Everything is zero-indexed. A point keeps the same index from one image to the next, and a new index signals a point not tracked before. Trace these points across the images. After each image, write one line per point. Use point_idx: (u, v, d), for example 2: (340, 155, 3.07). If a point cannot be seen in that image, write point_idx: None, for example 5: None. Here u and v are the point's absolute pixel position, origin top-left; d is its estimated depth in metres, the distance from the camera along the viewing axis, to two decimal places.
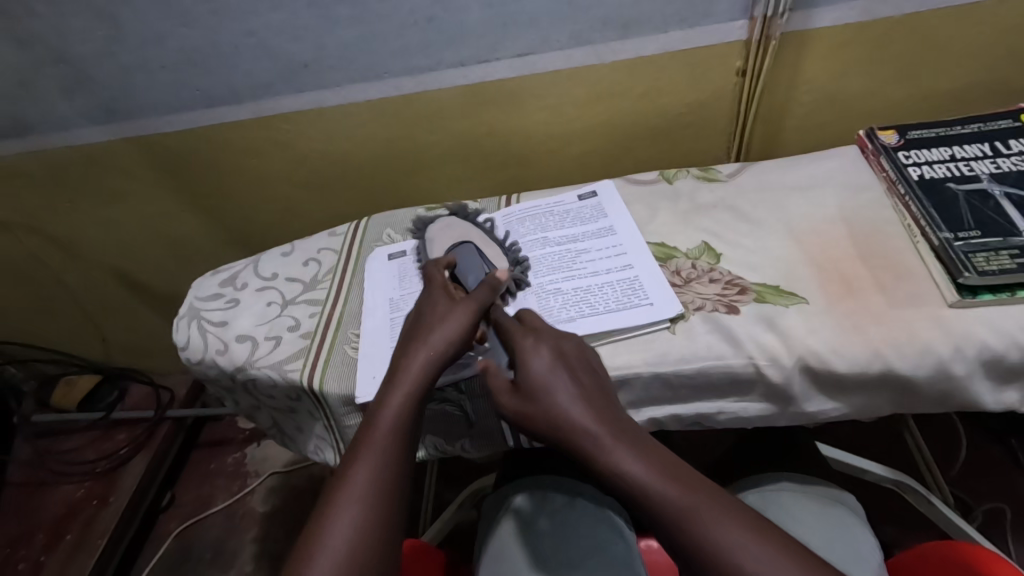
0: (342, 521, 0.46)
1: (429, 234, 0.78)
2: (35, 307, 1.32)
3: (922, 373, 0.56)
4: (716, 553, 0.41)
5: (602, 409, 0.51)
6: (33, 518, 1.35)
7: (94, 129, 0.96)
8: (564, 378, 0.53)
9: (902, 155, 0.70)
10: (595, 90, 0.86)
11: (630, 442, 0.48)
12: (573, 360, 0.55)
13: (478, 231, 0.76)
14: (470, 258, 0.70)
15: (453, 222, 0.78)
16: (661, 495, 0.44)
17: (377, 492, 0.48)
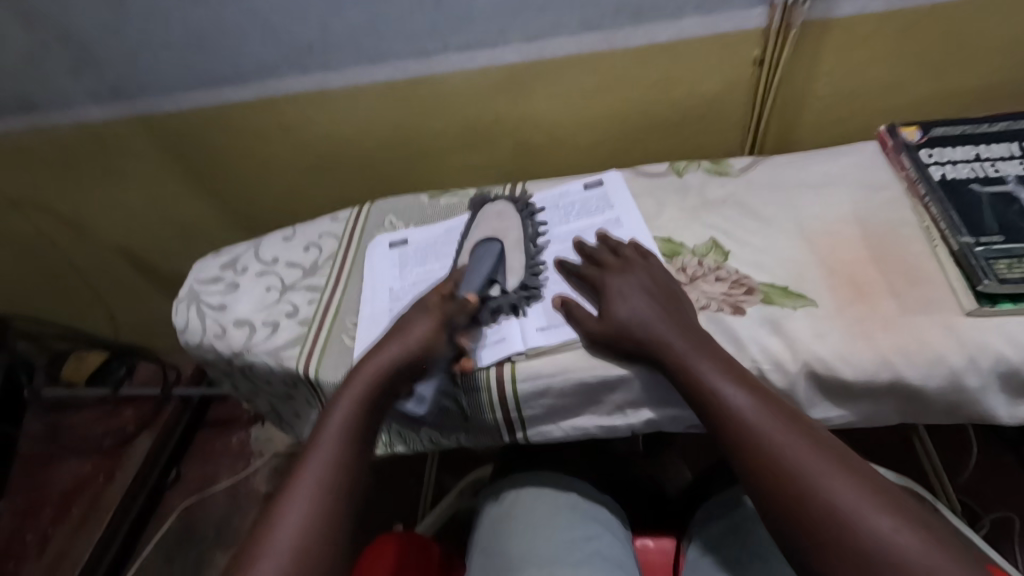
0: (291, 514, 0.48)
1: (483, 213, 0.76)
2: (44, 283, 1.33)
3: (933, 384, 0.53)
4: (776, 451, 0.47)
5: (695, 335, 0.56)
6: (42, 490, 1.38)
7: (99, 107, 0.95)
8: (661, 307, 0.58)
9: (924, 154, 0.67)
10: (605, 78, 0.83)
11: (719, 362, 0.54)
12: (673, 295, 0.60)
13: (518, 234, 0.72)
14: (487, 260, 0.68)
15: (509, 214, 0.75)
16: (733, 401, 0.50)
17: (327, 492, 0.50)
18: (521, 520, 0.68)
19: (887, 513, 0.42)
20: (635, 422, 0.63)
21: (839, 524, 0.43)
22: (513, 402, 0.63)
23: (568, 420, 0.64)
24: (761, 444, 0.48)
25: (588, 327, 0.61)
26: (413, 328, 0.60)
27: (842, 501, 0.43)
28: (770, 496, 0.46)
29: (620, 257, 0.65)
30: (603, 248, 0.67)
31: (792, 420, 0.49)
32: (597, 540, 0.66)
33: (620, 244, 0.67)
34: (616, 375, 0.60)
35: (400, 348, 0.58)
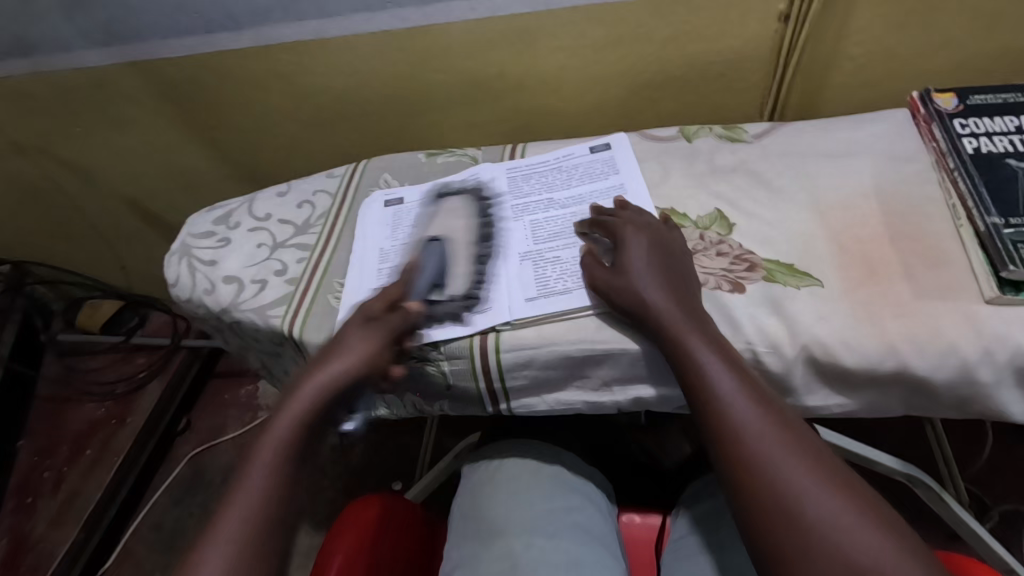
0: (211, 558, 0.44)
1: (437, 211, 0.73)
2: (55, 231, 1.34)
3: (940, 376, 0.50)
4: (761, 456, 0.44)
5: (690, 313, 0.53)
6: (58, 431, 1.43)
7: (96, 51, 0.93)
8: (662, 281, 0.55)
9: (957, 124, 0.61)
10: (616, 33, 0.77)
11: (713, 342, 0.50)
12: (678, 270, 0.56)
13: (465, 235, 0.69)
14: (429, 261, 0.66)
15: (461, 209, 0.72)
16: (724, 397, 0.47)
17: (255, 514, 0.46)
18: (502, 488, 0.67)
19: (856, 519, 0.40)
20: (620, 399, 0.60)
21: (803, 522, 0.40)
22: (496, 371, 0.61)
23: (554, 392, 0.62)
24: (737, 433, 0.45)
25: (597, 281, 0.58)
26: (361, 338, 0.56)
27: (812, 502, 0.41)
28: (737, 486, 0.44)
29: (638, 221, 0.60)
30: (619, 211, 0.63)
31: (777, 414, 0.46)
32: (577, 512, 0.65)
33: (638, 210, 0.63)
34: (602, 350, 0.58)
35: (333, 368, 0.54)
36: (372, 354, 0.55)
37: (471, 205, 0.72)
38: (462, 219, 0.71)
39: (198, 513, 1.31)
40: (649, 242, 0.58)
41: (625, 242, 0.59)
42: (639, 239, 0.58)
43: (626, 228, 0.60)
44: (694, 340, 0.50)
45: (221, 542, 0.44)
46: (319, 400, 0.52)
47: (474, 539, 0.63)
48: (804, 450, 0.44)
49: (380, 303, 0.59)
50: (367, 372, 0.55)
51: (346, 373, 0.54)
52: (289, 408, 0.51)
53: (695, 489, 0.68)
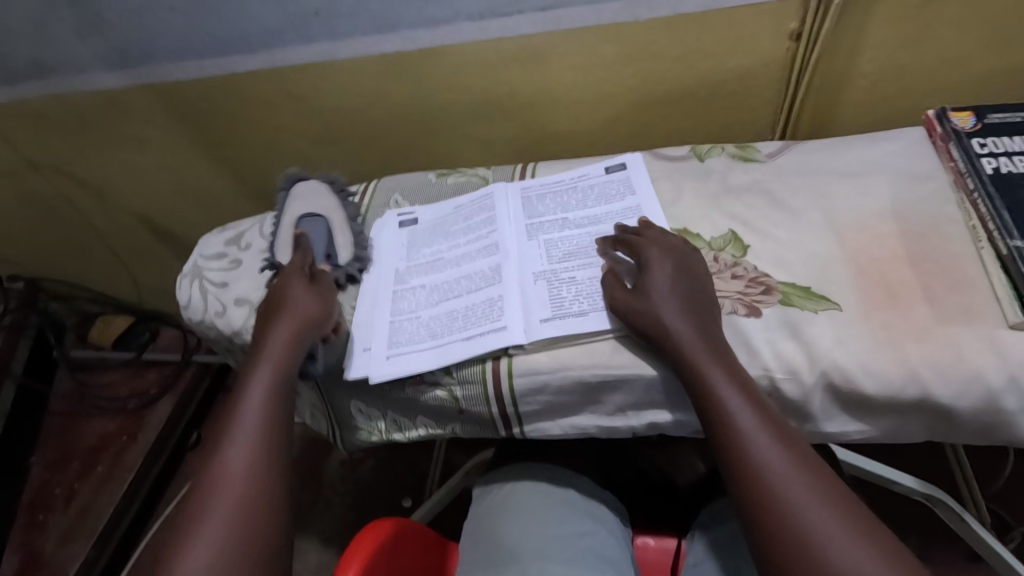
0: (225, 497, 0.48)
1: (295, 192, 0.78)
2: (69, 247, 1.35)
3: (964, 404, 0.49)
4: (782, 497, 0.43)
5: (714, 349, 0.51)
6: (70, 447, 1.43)
7: (110, 73, 0.94)
8: (684, 312, 0.54)
9: (976, 143, 0.60)
10: (627, 51, 0.77)
11: (731, 374, 0.50)
12: (700, 304, 0.55)
13: (342, 212, 0.76)
14: (318, 234, 0.72)
15: (325, 190, 0.78)
16: (743, 429, 0.46)
17: (258, 447, 0.51)
18: (514, 512, 0.67)
19: (881, 569, 0.38)
20: (636, 424, 0.60)
21: (822, 566, 0.39)
22: (508, 397, 0.60)
23: (566, 417, 0.61)
24: (761, 473, 0.44)
25: (616, 301, 0.58)
26: (303, 292, 0.64)
27: (833, 545, 0.40)
28: (754, 521, 0.43)
29: (661, 249, 0.59)
30: (637, 234, 0.62)
31: (801, 457, 0.45)
32: (590, 537, 0.64)
33: (661, 236, 0.61)
34: (617, 375, 0.57)
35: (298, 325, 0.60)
36: (316, 304, 0.63)
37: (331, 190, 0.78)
38: (330, 197, 0.77)
39: None
40: (671, 274, 0.56)
41: (648, 270, 0.57)
42: (662, 270, 0.57)
43: (651, 257, 0.58)
44: (717, 376, 0.49)
45: (233, 480, 0.49)
46: (283, 363, 0.58)
47: (487, 565, 0.62)
48: (827, 495, 0.43)
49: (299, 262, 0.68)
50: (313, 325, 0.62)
51: (299, 328, 0.60)
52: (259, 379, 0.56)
53: (712, 511, 0.67)
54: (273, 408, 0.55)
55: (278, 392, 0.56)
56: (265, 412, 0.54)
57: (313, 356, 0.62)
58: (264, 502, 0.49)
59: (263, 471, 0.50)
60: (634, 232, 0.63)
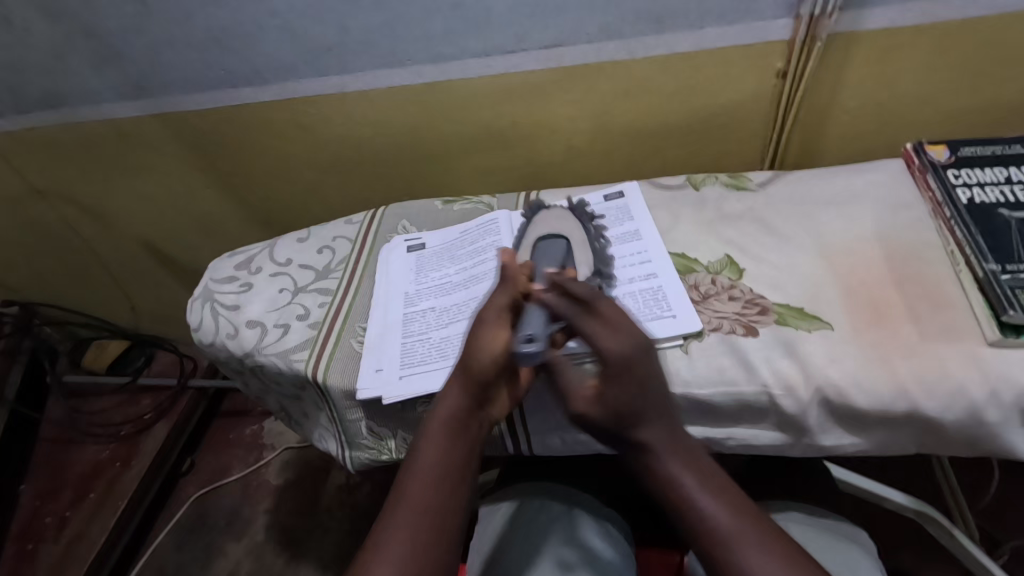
0: (400, 531, 0.49)
1: (541, 216, 0.74)
2: (69, 272, 1.36)
3: (951, 417, 0.52)
4: (727, 548, 0.46)
5: (674, 437, 0.52)
6: (62, 474, 1.41)
7: (124, 104, 0.97)
8: (617, 371, 0.52)
9: (951, 174, 0.65)
10: (624, 86, 0.82)
11: (666, 429, 0.52)
12: (650, 395, 0.52)
13: (583, 232, 0.71)
14: (555, 254, 0.68)
15: (566, 216, 0.74)
16: (681, 486, 0.49)
17: (436, 485, 0.51)
18: (522, 530, 0.69)
19: None
20: None
21: None
22: (517, 414, 0.62)
23: (572, 434, 0.64)
24: (736, 570, 0.45)
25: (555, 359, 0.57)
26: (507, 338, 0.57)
27: None
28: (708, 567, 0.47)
29: (620, 340, 0.53)
30: (588, 320, 0.55)
31: (772, 546, 0.45)
32: (597, 555, 0.66)
33: (613, 311, 0.56)
34: None
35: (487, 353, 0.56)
36: (504, 348, 0.56)
37: (575, 215, 0.74)
38: (568, 219, 0.73)
39: (203, 557, 1.29)
40: (629, 370, 0.52)
41: (611, 376, 0.52)
42: (627, 365, 0.52)
43: (608, 347, 0.53)
44: (682, 470, 0.50)
45: (408, 514, 0.50)
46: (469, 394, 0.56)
47: None
48: (770, 542, 0.46)
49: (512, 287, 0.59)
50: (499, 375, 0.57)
51: (471, 384, 0.56)
52: (433, 431, 0.54)
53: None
54: (452, 445, 0.54)
55: (453, 443, 0.54)
56: (445, 449, 0.53)
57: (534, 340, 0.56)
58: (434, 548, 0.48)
59: (435, 514, 0.50)
60: (587, 299, 0.57)
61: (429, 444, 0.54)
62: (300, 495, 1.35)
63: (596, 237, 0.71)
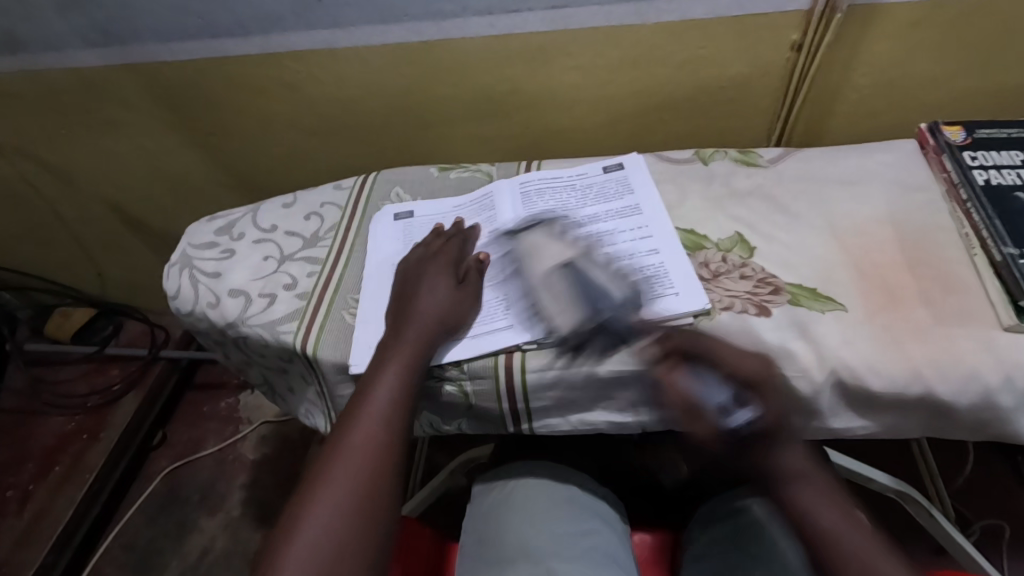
0: (338, 486, 0.50)
1: (502, 201, 0.73)
2: (29, 234, 1.28)
3: (964, 401, 0.51)
4: None
5: (809, 463, 0.51)
6: (25, 445, 1.34)
7: (90, 51, 0.89)
8: (765, 391, 0.52)
9: (967, 155, 0.64)
10: (632, 54, 0.78)
11: (812, 465, 0.52)
12: (792, 424, 0.52)
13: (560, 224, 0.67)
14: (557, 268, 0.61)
15: (531, 194, 0.73)
16: (831, 526, 0.49)
17: (378, 444, 0.53)
18: (517, 509, 0.67)
19: None
20: (646, 421, 0.60)
21: None
22: (520, 393, 0.60)
23: (574, 414, 0.61)
24: None
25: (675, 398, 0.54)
26: (433, 296, 0.62)
27: None
28: None
29: (762, 360, 0.53)
30: (715, 342, 0.55)
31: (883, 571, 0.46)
32: (592, 537, 0.65)
33: (749, 342, 0.56)
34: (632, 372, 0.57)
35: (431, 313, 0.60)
36: (447, 297, 0.62)
37: (538, 193, 0.73)
38: (541, 209, 0.71)
39: (175, 533, 1.25)
40: (771, 391, 0.52)
41: (760, 395, 0.51)
42: (766, 386, 0.52)
43: (749, 368, 0.53)
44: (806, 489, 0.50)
45: (348, 471, 0.51)
46: (418, 352, 0.58)
47: (489, 569, 0.62)
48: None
49: (448, 257, 0.66)
50: (442, 330, 0.60)
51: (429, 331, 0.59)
52: (380, 392, 0.56)
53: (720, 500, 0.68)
54: (397, 405, 0.55)
55: (392, 421, 0.55)
56: (389, 409, 0.55)
57: (737, 406, 0.51)
58: (371, 503, 0.50)
59: (372, 475, 0.51)
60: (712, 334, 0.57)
61: (368, 422, 0.54)
62: (278, 471, 1.31)
63: (587, 212, 0.70)
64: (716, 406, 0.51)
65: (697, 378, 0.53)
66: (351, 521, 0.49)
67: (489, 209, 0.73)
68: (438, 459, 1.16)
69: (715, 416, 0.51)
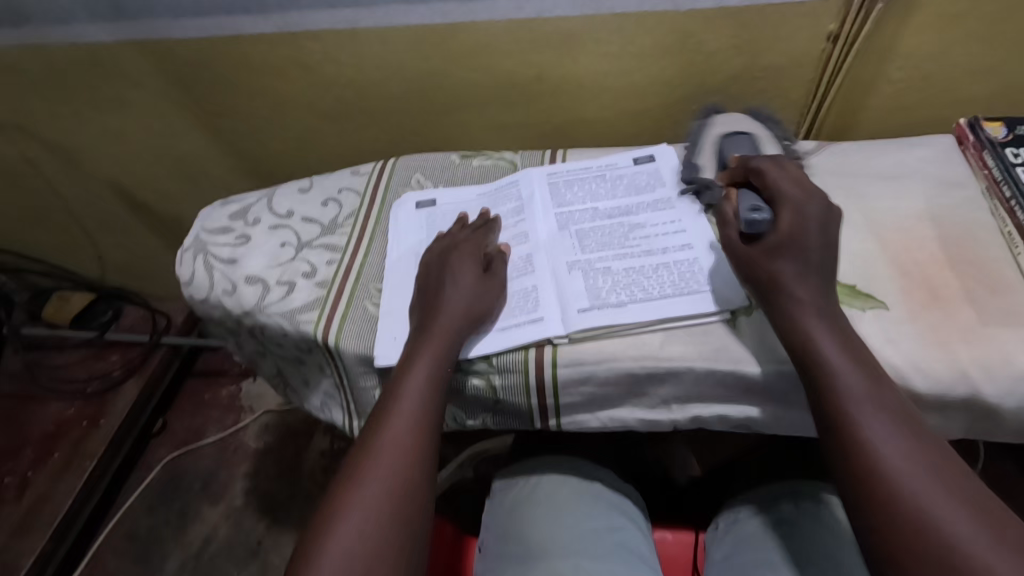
0: (368, 487, 0.49)
1: (530, 188, 0.71)
2: (29, 215, 1.24)
3: (1011, 403, 0.50)
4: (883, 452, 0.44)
5: (822, 291, 0.51)
6: (22, 431, 1.31)
7: (99, 26, 0.86)
8: (794, 203, 0.53)
9: (1010, 152, 0.63)
10: (663, 42, 0.76)
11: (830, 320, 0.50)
12: (812, 238, 0.52)
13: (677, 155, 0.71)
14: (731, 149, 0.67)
15: (559, 182, 0.72)
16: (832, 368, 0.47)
17: (407, 443, 0.51)
18: (541, 506, 0.66)
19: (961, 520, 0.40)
20: (679, 418, 0.58)
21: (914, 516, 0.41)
22: (551, 388, 0.58)
23: (605, 410, 0.60)
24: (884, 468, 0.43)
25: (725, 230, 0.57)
26: (457, 287, 0.60)
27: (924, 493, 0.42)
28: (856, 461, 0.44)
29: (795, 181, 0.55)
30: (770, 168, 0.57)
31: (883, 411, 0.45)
32: (620, 533, 0.64)
33: (798, 173, 0.57)
34: (667, 368, 0.56)
35: (459, 306, 0.58)
36: (472, 291, 0.59)
37: (570, 180, 0.72)
38: (568, 198, 0.70)
39: (176, 522, 1.24)
40: (804, 208, 0.53)
41: (782, 203, 0.54)
42: (787, 200, 0.54)
43: (784, 186, 0.55)
44: (819, 324, 0.49)
45: (377, 472, 0.50)
46: (444, 350, 0.56)
47: (515, 566, 0.61)
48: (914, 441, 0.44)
49: (472, 246, 0.64)
50: (469, 323, 0.58)
51: (454, 327, 0.57)
52: (407, 388, 0.54)
53: (748, 498, 0.68)
54: (425, 405, 0.54)
55: (420, 422, 0.53)
56: (418, 409, 0.53)
57: (759, 209, 0.55)
58: (402, 504, 0.49)
59: (402, 476, 0.50)
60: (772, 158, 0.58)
61: (395, 421, 0.52)
62: (281, 461, 1.30)
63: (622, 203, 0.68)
64: (744, 209, 0.55)
65: (739, 194, 0.58)
66: (382, 523, 0.47)
67: (517, 195, 0.71)
68: (446, 451, 1.15)
69: (739, 213, 0.56)
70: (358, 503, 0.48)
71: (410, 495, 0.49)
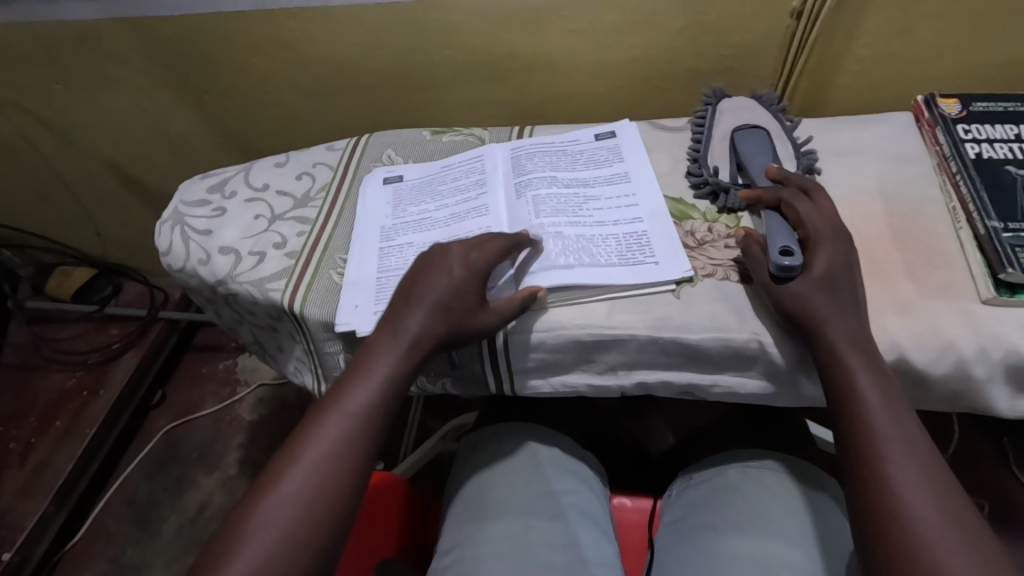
0: (301, 468, 0.49)
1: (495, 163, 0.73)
2: (27, 191, 1.28)
3: (938, 371, 0.51)
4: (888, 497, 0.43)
5: (858, 335, 0.49)
6: (26, 400, 1.37)
7: (85, 4, 0.89)
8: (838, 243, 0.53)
9: (961, 129, 0.64)
10: (630, 19, 0.77)
11: (872, 369, 0.48)
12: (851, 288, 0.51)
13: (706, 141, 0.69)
14: (755, 144, 0.65)
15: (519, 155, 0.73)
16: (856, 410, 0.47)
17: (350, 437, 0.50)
18: (500, 468, 0.69)
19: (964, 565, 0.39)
20: (626, 384, 0.60)
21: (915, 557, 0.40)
22: (500, 353, 0.60)
23: (555, 376, 0.62)
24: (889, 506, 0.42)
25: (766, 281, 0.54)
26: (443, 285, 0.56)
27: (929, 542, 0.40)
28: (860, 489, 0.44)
29: (831, 222, 0.54)
30: (797, 198, 0.56)
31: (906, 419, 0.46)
32: (576, 495, 0.67)
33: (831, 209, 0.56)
34: (611, 335, 0.57)
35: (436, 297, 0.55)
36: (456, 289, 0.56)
37: (529, 153, 0.73)
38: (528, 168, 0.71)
39: (173, 489, 1.29)
40: (836, 248, 0.53)
41: (814, 246, 0.53)
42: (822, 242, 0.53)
43: (814, 221, 0.54)
44: (861, 370, 0.48)
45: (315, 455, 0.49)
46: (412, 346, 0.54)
47: (469, 523, 0.64)
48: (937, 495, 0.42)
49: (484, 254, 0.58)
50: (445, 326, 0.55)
51: (434, 323, 0.54)
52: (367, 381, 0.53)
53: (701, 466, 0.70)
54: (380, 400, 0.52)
55: (371, 416, 0.51)
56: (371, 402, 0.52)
57: (791, 253, 0.53)
58: (329, 491, 0.48)
59: (338, 465, 0.49)
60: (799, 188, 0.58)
61: (344, 409, 0.51)
62: (274, 432, 1.34)
63: (582, 176, 0.70)
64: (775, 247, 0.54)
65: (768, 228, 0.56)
66: (310, 506, 0.47)
67: (481, 169, 0.73)
68: (430, 424, 1.18)
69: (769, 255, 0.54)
70: (289, 485, 0.48)
71: (341, 489, 0.49)
